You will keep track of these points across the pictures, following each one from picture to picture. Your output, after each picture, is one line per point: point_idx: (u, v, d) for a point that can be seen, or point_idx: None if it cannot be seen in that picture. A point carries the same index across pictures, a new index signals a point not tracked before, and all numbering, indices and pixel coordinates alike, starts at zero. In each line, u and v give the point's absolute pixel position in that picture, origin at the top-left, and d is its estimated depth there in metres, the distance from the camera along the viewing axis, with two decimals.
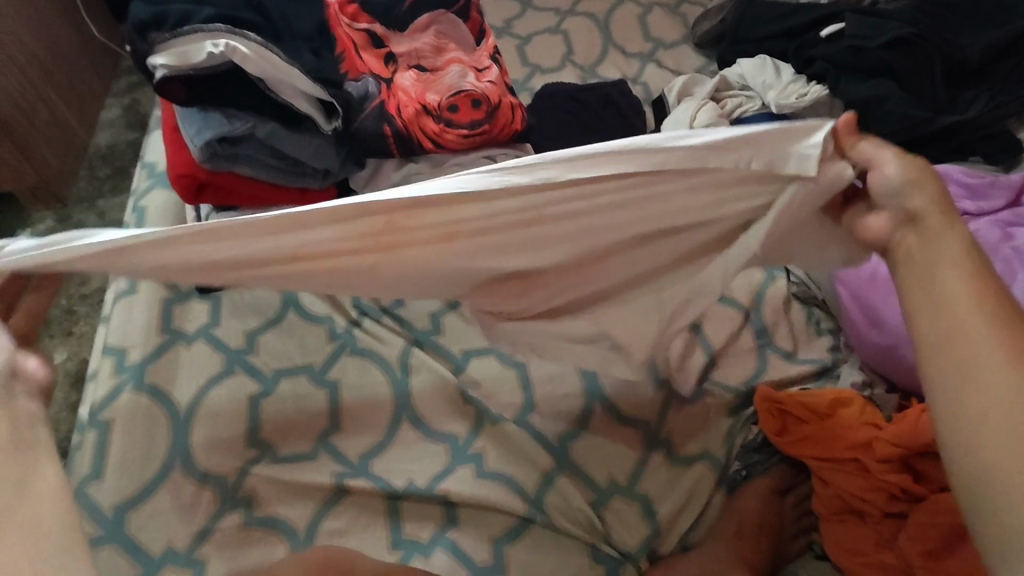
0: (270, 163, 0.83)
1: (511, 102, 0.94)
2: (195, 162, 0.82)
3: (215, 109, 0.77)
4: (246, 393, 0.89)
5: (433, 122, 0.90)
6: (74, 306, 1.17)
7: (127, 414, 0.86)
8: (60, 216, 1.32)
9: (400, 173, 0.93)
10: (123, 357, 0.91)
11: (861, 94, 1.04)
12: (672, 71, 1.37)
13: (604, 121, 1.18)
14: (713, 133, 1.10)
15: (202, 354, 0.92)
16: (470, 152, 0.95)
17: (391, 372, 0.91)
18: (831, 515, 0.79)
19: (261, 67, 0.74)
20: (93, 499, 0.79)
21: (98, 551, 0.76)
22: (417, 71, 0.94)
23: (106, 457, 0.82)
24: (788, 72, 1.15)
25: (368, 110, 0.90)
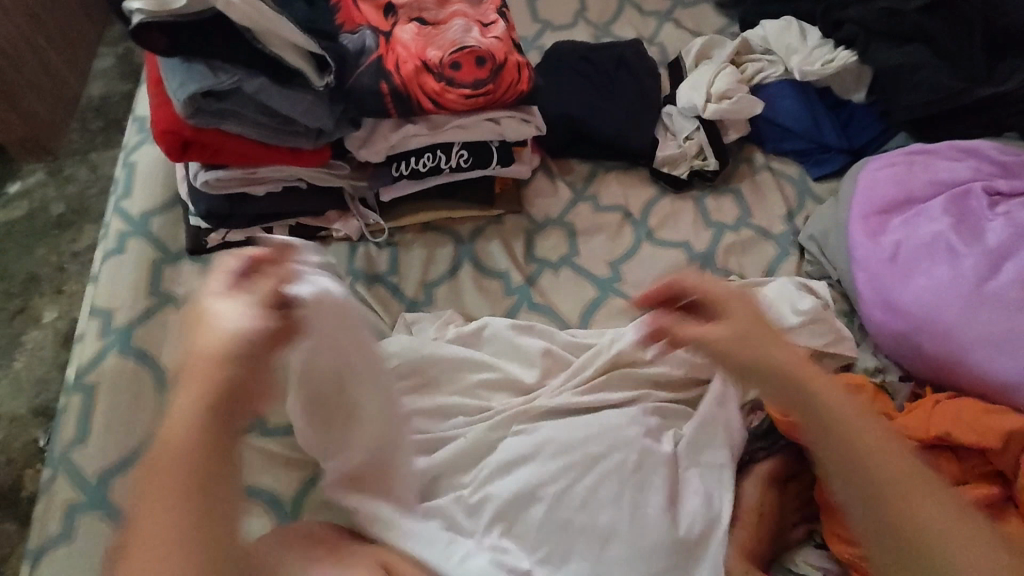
0: (258, 120, 0.79)
1: (517, 61, 0.88)
2: (179, 118, 0.77)
3: (198, 59, 0.72)
4: None
5: (434, 80, 0.85)
6: (65, 264, 1.15)
7: (113, 377, 0.83)
8: (51, 169, 1.27)
9: (398, 135, 0.88)
10: (110, 319, 0.88)
11: (891, 61, 0.98)
12: (690, 31, 1.30)
13: (617, 84, 1.12)
14: (731, 99, 1.04)
15: (191, 318, 0.89)
16: (472, 114, 0.89)
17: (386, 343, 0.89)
18: (830, 503, 0.76)
19: (246, 14, 0.69)
20: (78, 464, 0.77)
21: (82, 517, 0.74)
22: (418, 24, 0.88)
23: (91, 422, 0.80)
24: (815, 36, 1.08)
25: (364, 65, 0.84)
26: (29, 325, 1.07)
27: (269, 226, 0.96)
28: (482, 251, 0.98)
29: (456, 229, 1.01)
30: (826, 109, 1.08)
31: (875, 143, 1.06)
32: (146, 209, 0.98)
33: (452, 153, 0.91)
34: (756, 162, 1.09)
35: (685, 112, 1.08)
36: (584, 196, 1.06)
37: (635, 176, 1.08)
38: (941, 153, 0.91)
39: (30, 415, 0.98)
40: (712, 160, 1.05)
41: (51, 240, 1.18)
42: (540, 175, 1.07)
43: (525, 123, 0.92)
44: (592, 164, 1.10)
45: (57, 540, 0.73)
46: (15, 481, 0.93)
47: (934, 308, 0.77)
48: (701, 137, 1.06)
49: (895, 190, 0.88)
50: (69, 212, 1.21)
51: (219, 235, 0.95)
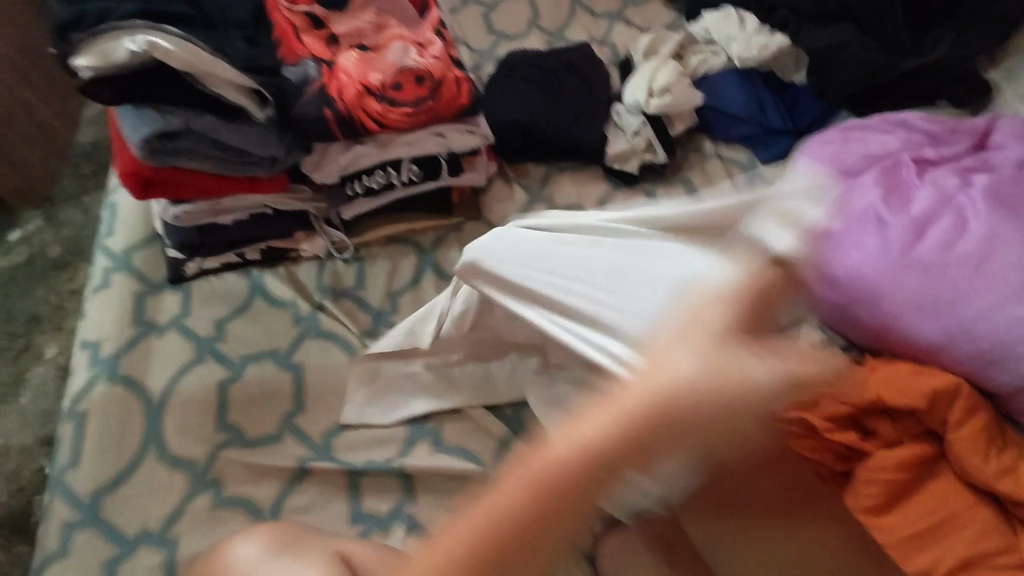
0: (213, 155, 0.85)
1: (456, 77, 0.94)
2: (137, 159, 0.84)
3: (148, 105, 0.78)
4: (215, 379, 0.92)
5: (376, 102, 0.90)
6: (64, 302, 1.23)
7: (102, 405, 0.89)
8: (48, 215, 1.35)
9: (347, 156, 0.93)
10: (97, 350, 0.95)
11: (820, 42, 1.00)
12: (641, 29, 1.34)
13: (566, 87, 1.16)
14: (672, 92, 1.07)
15: (173, 343, 0.96)
16: (419, 130, 0.95)
17: (353, 351, 0.94)
18: None
19: (184, 60, 0.75)
20: (72, 486, 0.83)
21: (77, 534, 0.81)
22: (359, 51, 0.94)
23: (83, 446, 0.86)
24: (753, 22, 1.10)
25: (307, 95, 0.88)
26: (33, 362, 1.15)
27: (241, 251, 1.02)
28: (443, 259, 1.03)
29: (418, 239, 1.05)
30: (771, 93, 1.11)
31: (819, 122, 1.08)
32: (128, 245, 1.05)
33: (402, 168, 0.96)
34: (706, 151, 1.12)
35: (630, 110, 1.12)
36: (540, 197, 1.10)
37: (589, 174, 1.12)
38: (872, 126, 0.93)
39: (37, 445, 1.06)
40: (660, 153, 1.09)
41: (50, 280, 1.26)
42: (498, 181, 1.12)
43: (470, 134, 0.98)
44: (548, 166, 1.14)
45: (57, 555, 0.80)
46: (26, 507, 1.00)
47: (866, 277, 0.80)
48: (648, 131, 1.09)
49: (829, 166, 0.90)
50: (66, 253, 1.29)
51: (195, 264, 1.01)
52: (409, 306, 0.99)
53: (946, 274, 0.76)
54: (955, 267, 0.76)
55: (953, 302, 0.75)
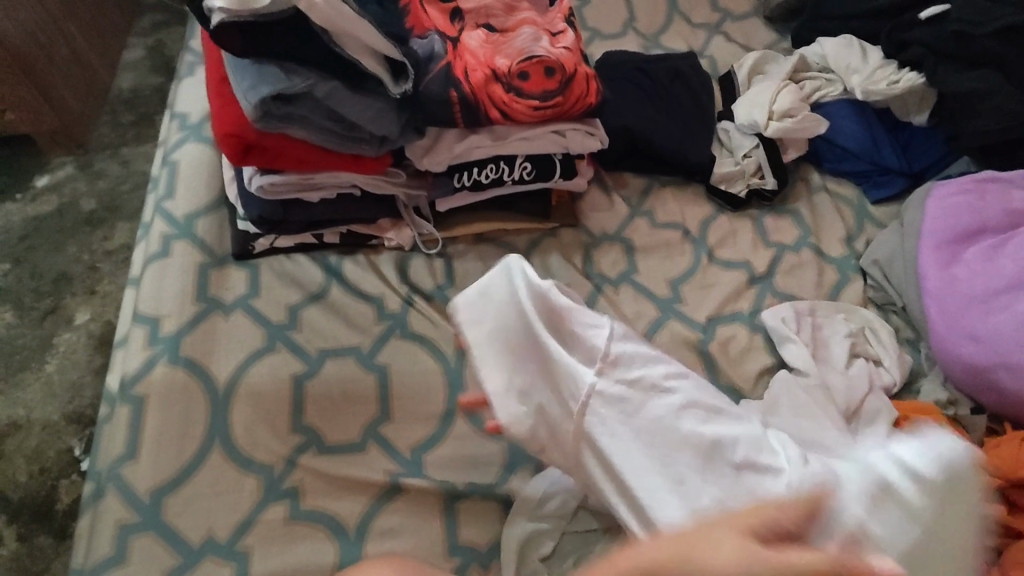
0: (325, 125, 0.76)
1: (586, 72, 0.86)
2: (243, 121, 0.74)
3: (272, 62, 0.69)
4: (289, 372, 0.83)
5: (502, 89, 0.82)
6: (98, 262, 1.11)
7: (162, 388, 0.79)
8: (81, 163, 1.22)
9: (462, 146, 0.85)
10: (157, 327, 0.84)
11: (961, 86, 0.96)
12: (740, 45, 1.28)
13: (673, 97, 1.09)
14: (794, 117, 1.02)
15: (241, 326, 0.86)
16: (538, 126, 0.87)
17: (444, 359, 0.86)
18: None
19: (327, 17, 0.66)
20: (127, 481, 0.73)
21: (135, 537, 0.71)
22: (486, 31, 0.86)
23: (141, 436, 0.76)
24: (877, 56, 1.06)
25: (432, 73, 0.81)
26: (61, 326, 1.03)
27: (320, 232, 0.93)
28: (540, 265, 0.96)
29: (512, 241, 0.98)
30: (887, 131, 1.07)
31: (935, 168, 1.05)
32: (190, 211, 0.95)
33: (515, 165, 0.89)
34: (813, 182, 1.07)
35: (743, 129, 1.06)
36: (640, 211, 1.03)
37: (692, 192, 1.06)
38: (1013, 181, 0.90)
39: (64, 422, 0.95)
40: (770, 180, 1.03)
41: (81, 236, 1.14)
42: (595, 188, 1.04)
43: (590, 136, 0.90)
44: (649, 178, 1.07)
45: (109, 562, 0.70)
46: (49, 492, 0.89)
47: (1016, 344, 0.77)
48: (760, 155, 1.04)
49: (968, 218, 0.88)
50: (101, 209, 1.17)
51: (267, 240, 0.92)
52: None
53: None
54: None
55: None
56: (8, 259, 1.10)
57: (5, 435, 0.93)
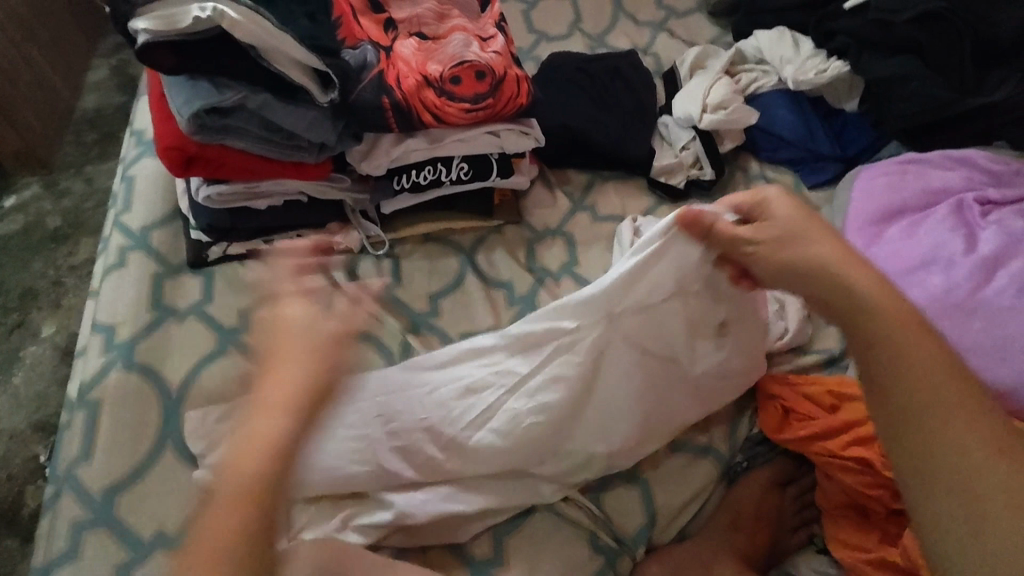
0: (263, 136, 0.79)
1: (517, 74, 0.89)
2: (184, 135, 0.78)
3: (204, 77, 0.73)
4: (239, 373, 0.87)
5: (434, 94, 0.86)
6: (62, 277, 1.15)
7: (117, 394, 0.83)
8: (47, 183, 1.26)
9: (399, 149, 0.88)
10: (113, 334, 0.88)
11: (884, 72, 1.00)
12: (684, 41, 1.32)
13: (613, 94, 1.13)
14: (727, 109, 1.06)
15: (194, 331, 0.89)
16: (472, 128, 0.90)
17: (388, 354, 0.90)
18: (831, 508, 0.79)
19: (251, 35, 0.70)
20: (82, 481, 0.77)
21: (88, 533, 0.74)
22: (418, 38, 0.89)
23: (96, 438, 0.80)
24: (808, 46, 1.10)
25: (365, 81, 0.84)
26: (27, 339, 1.08)
27: (270, 239, 0.96)
28: (484, 261, 1.00)
29: (458, 240, 1.01)
30: (821, 118, 1.10)
31: (868, 152, 1.08)
32: (146, 223, 0.98)
33: (453, 166, 0.92)
34: (751, 170, 1.10)
35: (680, 123, 1.10)
36: (582, 205, 1.07)
37: (633, 185, 1.09)
38: (932, 161, 0.94)
39: (30, 431, 1.00)
40: (708, 170, 1.07)
41: (47, 253, 1.17)
42: (539, 185, 1.08)
43: (524, 135, 0.93)
44: (592, 173, 1.11)
45: (64, 557, 0.73)
46: (16, 497, 0.95)
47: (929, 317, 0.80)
48: (697, 146, 1.08)
49: (890, 198, 0.91)
50: (66, 226, 1.21)
51: (219, 248, 0.95)
52: (450, 309, 0.95)
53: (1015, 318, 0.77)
54: None
55: None
56: None
57: None
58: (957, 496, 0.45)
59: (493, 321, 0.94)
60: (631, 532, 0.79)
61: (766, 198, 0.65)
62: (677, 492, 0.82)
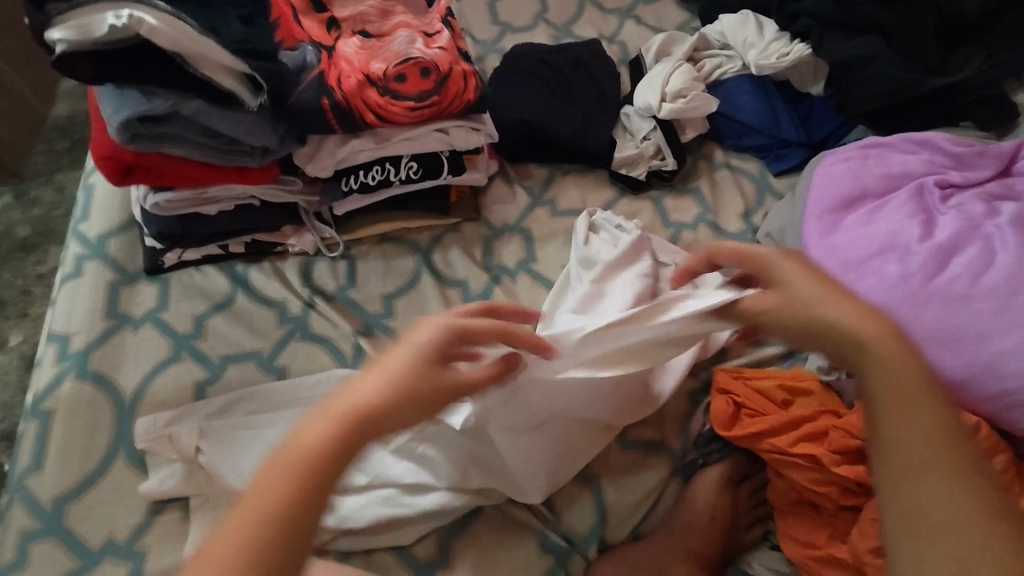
0: (201, 141, 0.79)
1: (464, 70, 0.88)
2: (116, 144, 0.77)
3: (133, 86, 0.73)
4: (192, 380, 0.87)
5: (377, 93, 0.85)
6: (30, 286, 1.16)
7: (69, 403, 0.83)
8: (18, 192, 1.27)
9: (344, 150, 0.88)
10: (66, 344, 0.88)
11: (846, 55, 0.97)
12: (652, 28, 1.29)
13: (573, 85, 1.11)
14: (686, 97, 1.04)
15: (148, 339, 0.90)
16: (420, 126, 0.89)
17: (340, 357, 0.89)
18: (785, 505, 0.77)
19: (175, 40, 0.69)
20: (33, 491, 0.78)
21: (36, 544, 0.75)
22: (362, 37, 0.88)
23: (46, 449, 0.80)
24: (771, 29, 1.06)
25: (305, 82, 0.83)
26: None
27: (224, 244, 0.96)
28: (440, 260, 0.99)
29: (414, 238, 1.00)
30: (786, 103, 1.08)
31: (835, 136, 1.05)
32: (103, 231, 0.98)
33: (401, 166, 0.91)
34: (715, 159, 1.08)
35: (641, 112, 1.08)
36: (542, 200, 1.05)
37: (594, 178, 1.08)
38: (895, 146, 0.91)
39: None
40: (669, 160, 1.05)
41: (16, 263, 1.19)
42: (498, 180, 1.07)
43: (475, 131, 0.92)
44: (552, 167, 1.09)
45: (11, 568, 0.74)
46: None
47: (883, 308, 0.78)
48: (658, 136, 1.05)
49: (848, 184, 0.89)
50: (34, 234, 1.22)
51: (174, 255, 0.95)
52: (405, 309, 0.94)
53: (971, 307, 0.75)
54: (980, 300, 0.75)
55: (978, 338, 0.74)
56: None
57: None
58: (901, 490, 0.51)
59: None
60: (582, 532, 0.78)
61: (765, 261, 0.62)
62: (633, 493, 0.80)
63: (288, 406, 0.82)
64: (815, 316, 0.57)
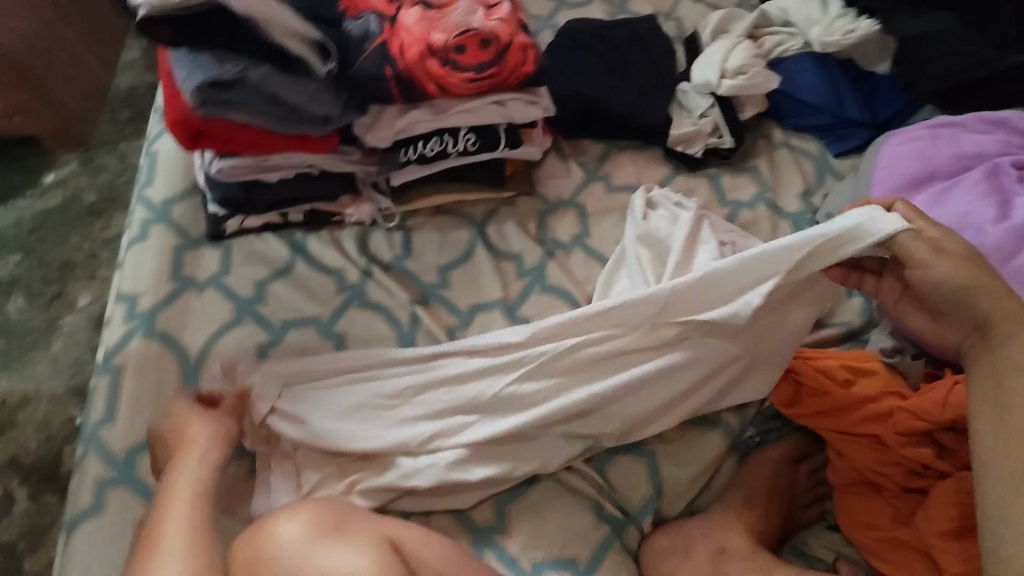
0: (266, 109, 0.80)
1: (523, 42, 0.87)
2: (188, 110, 0.80)
3: (205, 51, 0.75)
4: (255, 342, 0.90)
5: (437, 64, 0.85)
6: (97, 250, 1.21)
7: (138, 360, 0.87)
8: (84, 160, 1.32)
9: (403, 121, 0.88)
10: (134, 304, 0.92)
11: (916, 31, 0.94)
12: (709, 5, 1.27)
13: (629, 61, 1.09)
14: (746, 74, 1.01)
15: (212, 302, 0.92)
16: (477, 98, 0.89)
17: (397, 325, 0.91)
18: (845, 485, 0.77)
19: (248, 5, 0.72)
20: (107, 442, 0.81)
21: (111, 491, 0.79)
22: (422, 6, 0.88)
23: (118, 402, 0.84)
24: (836, 5, 1.03)
25: (367, 52, 0.85)
26: (66, 309, 1.15)
27: (284, 212, 0.98)
28: (495, 233, 0.99)
29: (469, 211, 1.02)
30: (850, 82, 1.05)
31: (900, 116, 1.02)
32: (167, 197, 1.01)
33: (459, 137, 0.92)
34: (774, 138, 1.06)
35: (699, 89, 1.05)
36: (596, 176, 1.05)
37: (649, 155, 1.07)
38: (967, 125, 0.89)
39: (67, 395, 1.07)
40: (727, 138, 1.03)
41: (84, 227, 1.24)
42: (552, 156, 1.07)
43: (532, 104, 0.92)
44: (606, 144, 1.08)
45: (89, 513, 0.78)
46: (54, 458, 1.03)
47: None
48: (716, 114, 1.04)
49: (917, 164, 0.87)
50: (101, 201, 1.27)
51: (236, 221, 0.98)
52: (460, 280, 0.95)
53: None
54: None
55: None
56: (19, 250, 1.21)
57: (18, 408, 1.06)
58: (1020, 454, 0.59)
59: (502, 293, 0.94)
60: (637, 503, 0.79)
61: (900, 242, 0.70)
62: (685, 468, 0.80)
63: (352, 372, 0.82)
64: (943, 285, 0.67)
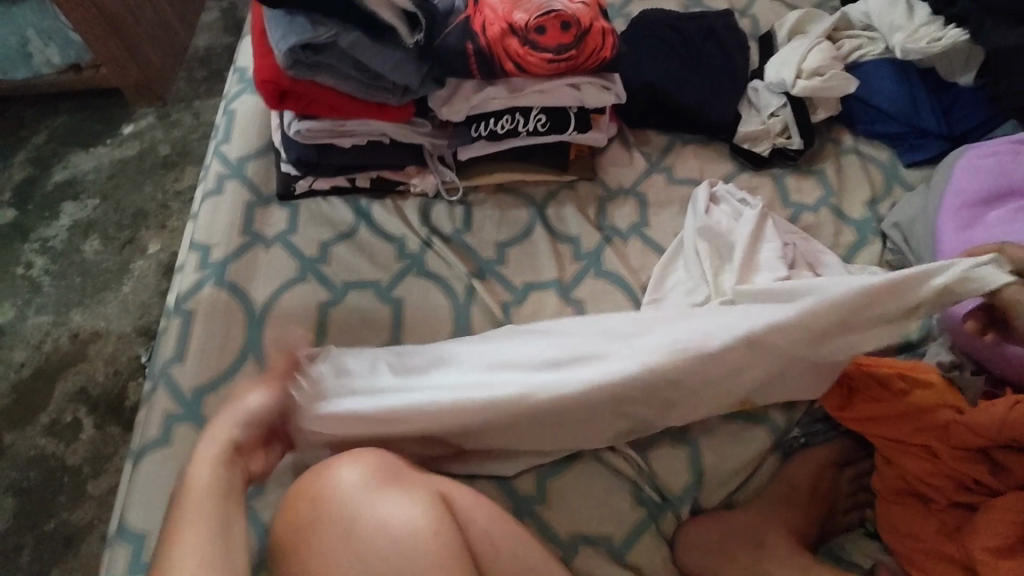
0: (349, 74, 0.83)
1: (602, 27, 0.88)
2: (278, 70, 0.83)
3: (301, 14, 0.78)
4: (316, 299, 0.93)
5: (518, 43, 0.86)
6: (168, 201, 1.27)
7: (207, 306, 0.91)
8: (160, 114, 1.37)
9: (478, 97, 0.90)
10: (207, 254, 0.96)
11: (1008, 42, 0.91)
12: (787, 4, 1.25)
13: (703, 55, 1.09)
14: (823, 76, 1.00)
15: (278, 257, 0.96)
16: (554, 79, 0.90)
17: (453, 295, 0.93)
18: (890, 494, 0.76)
19: None
20: (175, 379, 0.86)
21: (177, 426, 0.83)
22: None
23: (187, 344, 0.88)
24: (923, 12, 1.01)
25: (452, 25, 0.87)
26: (137, 254, 1.21)
27: (352, 177, 1.01)
28: (554, 215, 1.01)
29: (530, 192, 1.03)
30: (928, 92, 1.02)
31: (979, 131, 1.00)
32: (242, 154, 1.05)
33: (530, 117, 0.93)
34: (844, 143, 1.05)
35: (772, 88, 1.05)
36: (659, 167, 1.05)
37: (714, 151, 1.06)
38: None
39: (135, 334, 1.14)
40: (796, 139, 1.02)
41: (157, 178, 1.29)
42: (616, 144, 1.07)
43: (605, 90, 0.92)
44: (671, 136, 1.08)
45: (155, 444, 0.82)
46: (120, 391, 1.10)
47: None
48: (787, 114, 1.03)
49: (997, 180, 0.86)
50: (174, 154, 1.32)
51: (306, 182, 1.01)
52: (517, 258, 0.97)
53: None
54: None
55: None
56: (97, 195, 1.27)
57: (89, 342, 1.14)
58: None
59: (558, 274, 0.95)
60: (677, 491, 0.80)
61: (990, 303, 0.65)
62: (727, 461, 0.81)
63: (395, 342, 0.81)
64: None
